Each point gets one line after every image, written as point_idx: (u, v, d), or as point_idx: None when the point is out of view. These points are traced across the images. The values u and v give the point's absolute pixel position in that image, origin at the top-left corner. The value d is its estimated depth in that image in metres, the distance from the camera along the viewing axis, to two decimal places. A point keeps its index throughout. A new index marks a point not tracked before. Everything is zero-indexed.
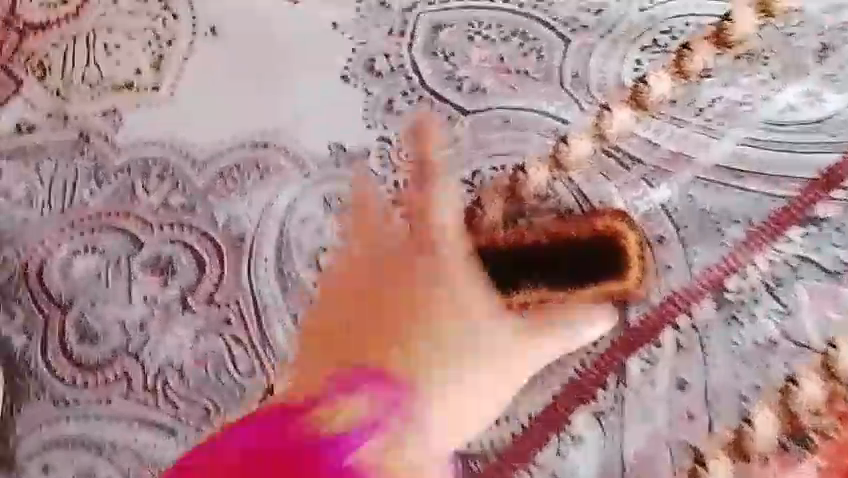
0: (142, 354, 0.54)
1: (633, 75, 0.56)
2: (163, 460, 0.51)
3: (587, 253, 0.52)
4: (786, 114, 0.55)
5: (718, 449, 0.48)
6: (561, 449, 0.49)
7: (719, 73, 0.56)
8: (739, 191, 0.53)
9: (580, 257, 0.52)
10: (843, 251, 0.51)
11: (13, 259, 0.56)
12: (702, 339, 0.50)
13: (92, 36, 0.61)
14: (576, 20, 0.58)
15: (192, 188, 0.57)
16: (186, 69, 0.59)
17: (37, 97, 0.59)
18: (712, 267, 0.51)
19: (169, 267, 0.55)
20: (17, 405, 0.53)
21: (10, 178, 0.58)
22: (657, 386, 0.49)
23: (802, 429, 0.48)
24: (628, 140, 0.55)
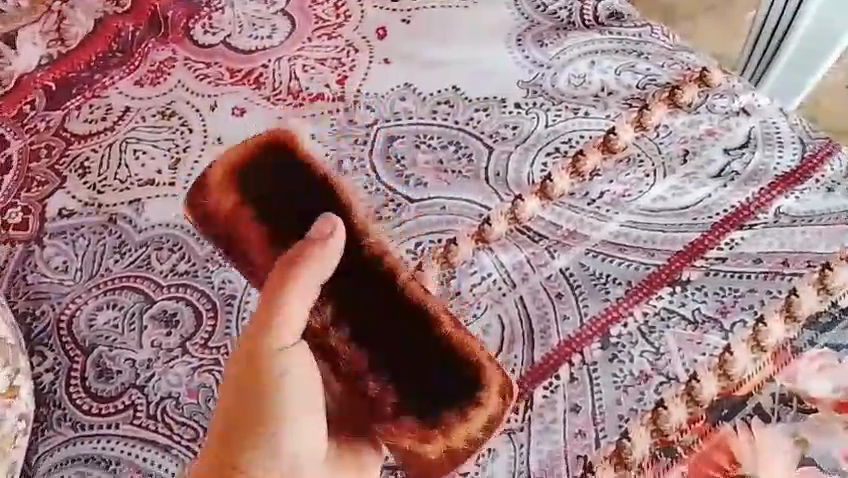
0: (147, 388, 0.66)
1: (540, 174, 0.73)
2: (157, 474, 0.63)
3: (253, 163, 0.57)
4: (657, 203, 0.71)
5: (603, 459, 0.59)
6: (480, 462, 0.60)
7: (605, 172, 0.73)
8: (621, 261, 0.68)
9: (278, 154, 0.57)
10: (704, 305, 0.65)
11: (48, 312, 0.70)
12: (591, 372, 0.63)
13: (124, 144, 0.78)
14: (498, 133, 0.76)
15: (195, 257, 0.72)
16: (195, 172, 0.76)
17: (77, 188, 0.76)
18: (599, 316, 0.65)
19: (172, 318, 0.69)
20: (42, 428, 0.65)
21: (52, 250, 0.73)
22: (556, 409, 0.62)
23: (672, 444, 0.60)
24: (535, 222, 0.70)
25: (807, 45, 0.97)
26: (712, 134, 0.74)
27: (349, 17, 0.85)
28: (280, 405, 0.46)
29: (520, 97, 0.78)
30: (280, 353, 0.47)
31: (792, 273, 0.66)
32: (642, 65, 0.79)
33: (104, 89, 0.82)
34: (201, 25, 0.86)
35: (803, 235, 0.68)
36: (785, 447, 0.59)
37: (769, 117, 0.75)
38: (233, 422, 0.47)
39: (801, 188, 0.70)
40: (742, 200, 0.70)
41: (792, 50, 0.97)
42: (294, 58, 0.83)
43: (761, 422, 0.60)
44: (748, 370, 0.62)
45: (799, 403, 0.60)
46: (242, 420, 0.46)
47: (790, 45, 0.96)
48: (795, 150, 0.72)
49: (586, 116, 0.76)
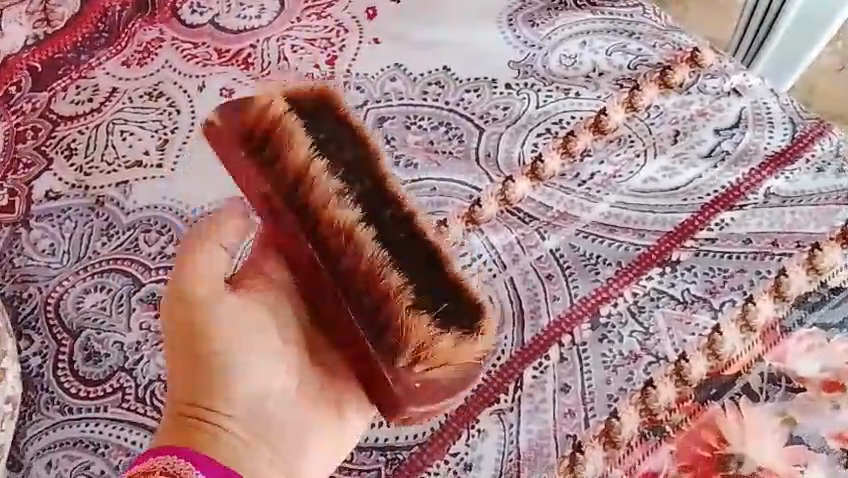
0: (135, 370, 0.66)
1: (531, 155, 0.72)
2: None
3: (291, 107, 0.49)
4: (648, 184, 0.71)
5: (592, 438, 0.59)
6: (470, 442, 0.60)
7: (596, 153, 0.72)
8: (611, 242, 0.68)
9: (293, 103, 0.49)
10: (693, 285, 0.65)
11: (35, 295, 0.69)
12: (581, 353, 0.63)
13: (111, 125, 0.78)
14: (489, 114, 0.75)
15: (184, 240, 0.71)
16: (184, 154, 0.76)
17: (63, 170, 0.76)
18: (588, 296, 0.65)
19: (161, 301, 0.68)
20: (31, 411, 0.65)
21: (38, 232, 0.72)
22: (546, 389, 0.62)
23: (660, 423, 0.60)
24: (525, 203, 0.70)
25: (796, 33, 0.96)
26: (703, 114, 0.74)
27: None
28: (232, 347, 0.52)
29: (510, 78, 0.77)
30: (211, 301, 0.52)
31: (782, 253, 0.66)
32: (633, 45, 0.78)
33: (90, 70, 0.81)
34: (188, 5, 0.85)
35: (792, 216, 0.68)
36: (773, 426, 0.59)
37: (760, 98, 0.74)
38: (186, 376, 0.52)
39: (791, 169, 0.70)
40: (732, 180, 0.70)
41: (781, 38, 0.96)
42: (282, 38, 0.82)
43: (749, 401, 0.60)
44: (737, 350, 0.62)
45: (787, 382, 0.61)
46: (195, 371, 0.52)
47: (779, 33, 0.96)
48: (786, 131, 0.72)
49: (577, 97, 0.75)
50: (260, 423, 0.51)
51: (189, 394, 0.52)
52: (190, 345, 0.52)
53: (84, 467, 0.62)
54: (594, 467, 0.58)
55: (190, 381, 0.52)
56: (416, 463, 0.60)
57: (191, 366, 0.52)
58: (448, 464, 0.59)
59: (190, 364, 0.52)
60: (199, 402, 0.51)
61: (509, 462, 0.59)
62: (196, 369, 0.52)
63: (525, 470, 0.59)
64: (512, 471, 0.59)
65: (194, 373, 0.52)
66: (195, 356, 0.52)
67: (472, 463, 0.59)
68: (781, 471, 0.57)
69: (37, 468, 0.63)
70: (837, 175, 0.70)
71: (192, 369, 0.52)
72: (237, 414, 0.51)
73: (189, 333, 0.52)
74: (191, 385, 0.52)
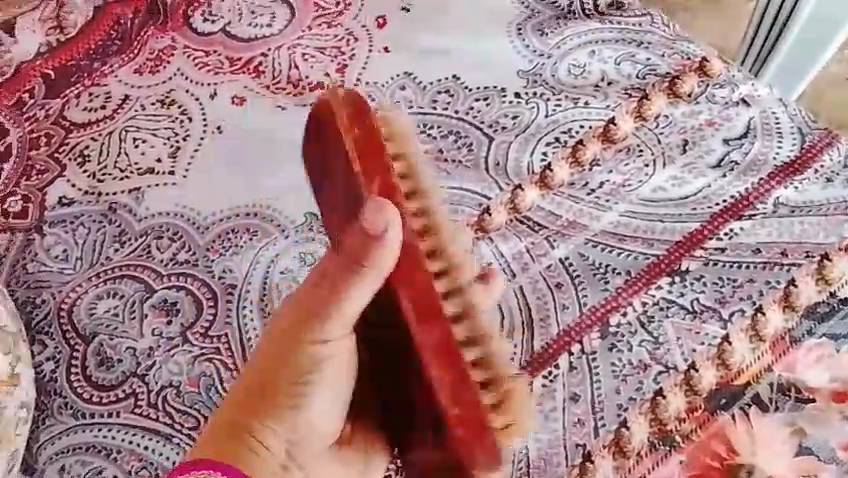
0: (148, 376, 0.66)
1: (540, 164, 0.73)
2: (158, 463, 0.63)
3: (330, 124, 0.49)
4: (657, 193, 0.71)
5: (602, 448, 0.60)
6: None
7: (605, 162, 0.73)
8: (620, 251, 0.68)
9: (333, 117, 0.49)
10: (702, 295, 0.65)
11: (48, 300, 0.70)
12: (590, 362, 0.63)
13: (124, 132, 0.78)
14: (498, 123, 0.76)
15: (196, 247, 0.72)
16: (196, 161, 0.76)
17: (76, 177, 0.76)
18: (598, 305, 0.65)
19: (173, 307, 0.69)
20: (44, 416, 0.65)
21: (52, 238, 0.73)
22: (556, 398, 0.62)
23: (670, 433, 0.60)
24: (535, 212, 0.71)
25: (809, 32, 0.96)
26: (712, 124, 0.74)
27: (349, 5, 0.85)
28: (315, 379, 0.48)
29: (519, 86, 0.77)
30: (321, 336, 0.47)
31: (791, 263, 0.66)
32: (642, 54, 0.78)
33: (103, 77, 0.82)
34: (200, 13, 0.85)
35: (801, 226, 0.68)
36: (783, 437, 0.59)
37: (768, 107, 0.74)
38: (256, 383, 0.48)
39: (800, 179, 0.70)
40: (741, 190, 0.70)
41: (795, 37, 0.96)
42: (293, 46, 0.82)
43: (758, 412, 0.60)
44: (746, 360, 0.62)
45: (797, 393, 0.61)
46: (268, 386, 0.48)
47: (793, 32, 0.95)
48: (795, 140, 0.72)
49: (586, 106, 0.76)
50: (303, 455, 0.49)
51: (250, 402, 0.48)
52: (276, 362, 0.48)
53: (96, 473, 0.63)
54: None
55: (261, 391, 0.48)
56: None
57: (268, 379, 0.48)
58: None
59: (266, 377, 0.48)
60: (258, 413, 0.48)
61: (519, 471, 0.59)
62: (269, 383, 0.48)
63: None
64: None
65: (269, 386, 0.48)
66: (277, 372, 0.48)
67: None
68: None
69: (50, 473, 0.63)
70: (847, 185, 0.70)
71: (268, 382, 0.48)
72: (283, 435, 0.48)
73: (279, 350, 0.48)
74: (259, 393, 0.48)
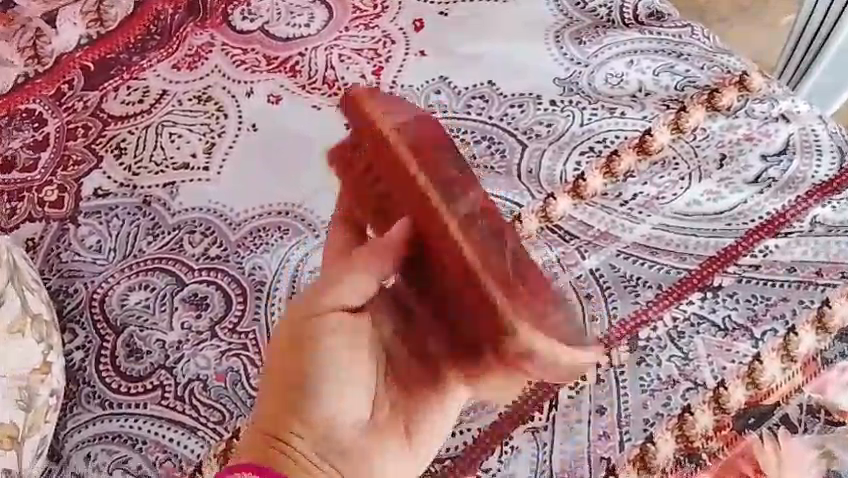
0: (175, 369, 0.67)
1: (573, 173, 0.72)
2: (183, 455, 0.64)
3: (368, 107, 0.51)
4: (692, 207, 0.70)
5: (627, 462, 0.59)
6: (502, 458, 0.61)
7: (639, 174, 0.72)
8: (652, 264, 0.67)
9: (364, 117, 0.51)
10: (734, 312, 0.64)
11: (81, 290, 0.71)
12: (618, 374, 0.63)
13: (160, 127, 0.79)
14: (532, 130, 0.75)
15: (227, 242, 0.72)
16: (229, 158, 0.77)
17: (112, 169, 0.77)
18: (628, 318, 0.65)
19: (202, 302, 0.70)
20: (72, 404, 0.66)
21: (86, 229, 0.74)
22: (581, 410, 0.62)
23: (696, 450, 0.60)
24: (566, 221, 0.70)
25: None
26: (750, 139, 0.73)
27: (387, 8, 0.85)
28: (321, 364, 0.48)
29: (555, 94, 0.77)
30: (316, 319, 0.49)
31: (826, 283, 0.65)
32: (681, 66, 0.78)
33: (141, 72, 0.83)
34: (240, 11, 0.86)
35: (838, 245, 0.67)
36: (811, 459, 0.58)
37: (808, 124, 0.73)
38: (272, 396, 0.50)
39: (839, 198, 0.69)
40: (778, 207, 0.69)
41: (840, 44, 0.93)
42: (331, 46, 0.83)
43: (787, 432, 0.59)
44: (777, 380, 0.61)
45: (827, 415, 0.60)
46: (283, 391, 0.49)
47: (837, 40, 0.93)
48: (834, 159, 0.71)
49: (621, 117, 0.75)
50: (337, 444, 0.49)
51: (273, 408, 0.50)
52: (287, 364, 0.49)
53: (121, 462, 0.64)
54: None
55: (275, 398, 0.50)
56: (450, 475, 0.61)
57: (280, 382, 0.50)
58: None
59: (279, 380, 0.50)
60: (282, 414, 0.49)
61: None
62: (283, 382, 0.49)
63: None
64: None
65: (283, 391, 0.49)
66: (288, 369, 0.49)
67: None
68: None
69: (76, 460, 0.64)
70: None
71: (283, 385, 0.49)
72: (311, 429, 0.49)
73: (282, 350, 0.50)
74: (279, 399, 0.50)
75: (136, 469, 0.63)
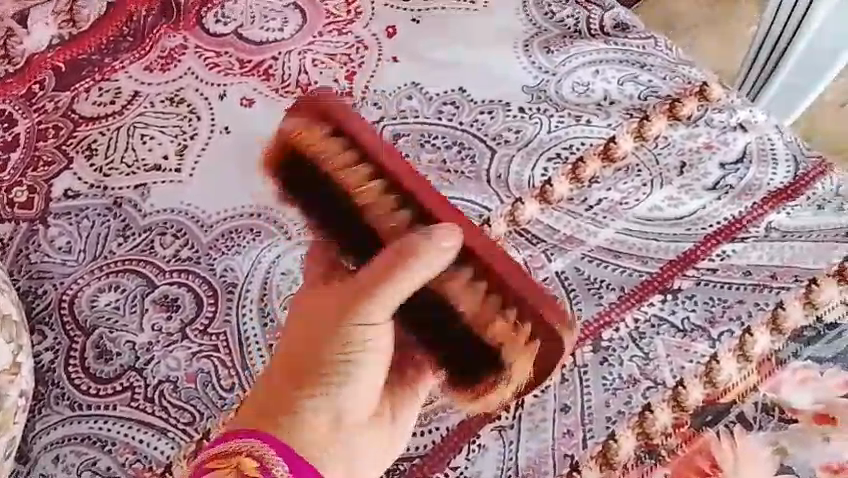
0: (146, 370, 0.67)
1: (541, 179, 0.74)
2: (152, 456, 0.64)
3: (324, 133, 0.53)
4: (654, 212, 0.72)
5: (589, 459, 0.61)
6: (469, 456, 0.62)
7: (604, 180, 0.74)
8: (615, 267, 0.70)
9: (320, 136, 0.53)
10: (693, 314, 0.67)
11: (50, 291, 0.71)
12: (582, 374, 0.65)
13: (132, 128, 0.79)
14: (501, 136, 0.77)
15: (199, 244, 0.73)
16: (201, 160, 0.77)
17: (83, 170, 0.77)
18: (591, 320, 0.67)
19: (174, 303, 0.70)
20: (40, 406, 0.66)
21: (55, 230, 0.74)
22: (546, 409, 0.64)
23: (656, 447, 0.62)
24: (534, 225, 0.72)
25: (814, 48, 0.96)
26: (709, 147, 0.76)
27: (360, 13, 0.86)
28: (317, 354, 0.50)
29: (524, 101, 0.79)
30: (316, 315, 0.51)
31: (780, 286, 0.68)
32: (645, 76, 0.80)
33: (113, 73, 0.83)
34: (213, 14, 0.87)
35: (791, 250, 0.70)
36: (765, 456, 0.61)
37: (765, 133, 0.76)
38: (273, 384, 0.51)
39: (793, 205, 0.72)
40: (735, 213, 0.72)
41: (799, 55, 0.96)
42: (304, 51, 0.83)
43: (743, 430, 0.62)
44: (733, 379, 0.64)
45: (780, 413, 0.62)
46: (282, 378, 0.51)
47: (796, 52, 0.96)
48: (789, 167, 0.74)
49: (587, 124, 0.77)
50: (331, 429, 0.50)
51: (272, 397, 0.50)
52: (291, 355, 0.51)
53: (90, 463, 0.64)
54: None
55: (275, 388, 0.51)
56: (419, 472, 0.62)
57: (280, 372, 0.51)
58: (448, 477, 0.62)
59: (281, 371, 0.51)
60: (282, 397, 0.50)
61: None
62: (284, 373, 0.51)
63: None
64: None
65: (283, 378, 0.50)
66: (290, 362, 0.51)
67: (471, 476, 0.61)
68: None
69: (44, 462, 0.64)
70: (837, 212, 0.71)
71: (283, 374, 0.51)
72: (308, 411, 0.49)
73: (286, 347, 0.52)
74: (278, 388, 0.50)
75: (106, 470, 0.64)
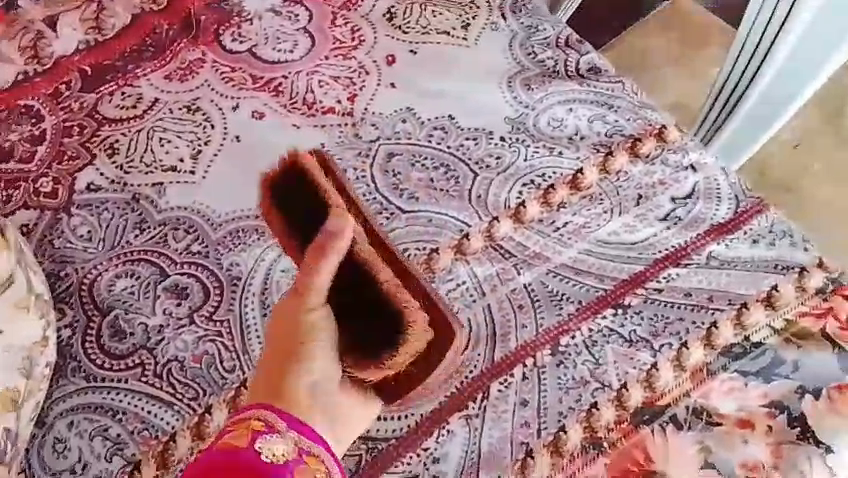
0: (156, 349, 0.75)
1: (515, 201, 0.84)
2: (159, 425, 0.72)
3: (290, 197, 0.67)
4: (612, 236, 0.83)
5: (542, 447, 0.71)
6: (439, 440, 0.72)
7: (571, 205, 0.85)
8: (575, 282, 0.80)
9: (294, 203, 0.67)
10: (639, 327, 0.77)
11: (72, 275, 0.79)
12: (541, 374, 0.75)
13: (151, 132, 0.88)
14: (483, 161, 0.87)
15: (208, 240, 0.81)
16: (213, 165, 0.86)
17: (105, 167, 0.85)
18: (551, 327, 0.77)
19: (183, 292, 0.78)
20: (58, 376, 0.74)
21: (78, 219, 0.82)
22: (508, 402, 0.73)
23: (599, 439, 0.72)
24: (507, 241, 0.82)
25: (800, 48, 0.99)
26: (663, 183, 0.86)
27: (363, 41, 0.96)
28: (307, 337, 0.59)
29: (505, 131, 0.89)
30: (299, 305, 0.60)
31: (716, 308, 0.78)
32: (612, 116, 0.91)
33: (135, 80, 0.91)
34: (230, 33, 0.95)
35: (727, 277, 0.80)
36: (692, 452, 0.71)
37: (712, 174, 0.87)
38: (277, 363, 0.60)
39: (732, 237, 0.83)
40: (681, 242, 0.82)
41: (774, 72, 1.03)
42: (311, 72, 0.93)
43: (675, 429, 0.72)
44: (669, 385, 0.74)
45: (708, 417, 0.73)
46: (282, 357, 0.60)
47: (760, 84, 1.05)
48: (731, 205, 0.85)
49: (559, 155, 0.88)
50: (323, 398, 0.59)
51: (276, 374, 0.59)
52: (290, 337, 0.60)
53: (102, 429, 0.72)
54: (540, 471, 0.70)
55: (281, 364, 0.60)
56: (396, 451, 0.71)
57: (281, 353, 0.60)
58: (419, 456, 0.71)
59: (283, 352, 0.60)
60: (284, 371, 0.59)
61: (471, 460, 0.71)
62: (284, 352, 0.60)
63: (483, 467, 0.70)
64: (472, 467, 0.70)
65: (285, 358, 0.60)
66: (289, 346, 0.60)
67: (439, 457, 0.71)
68: None
69: (60, 427, 0.72)
70: (769, 246, 0.82)
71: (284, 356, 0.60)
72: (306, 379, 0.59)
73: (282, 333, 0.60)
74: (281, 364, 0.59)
75: (116, 436, 0.71)
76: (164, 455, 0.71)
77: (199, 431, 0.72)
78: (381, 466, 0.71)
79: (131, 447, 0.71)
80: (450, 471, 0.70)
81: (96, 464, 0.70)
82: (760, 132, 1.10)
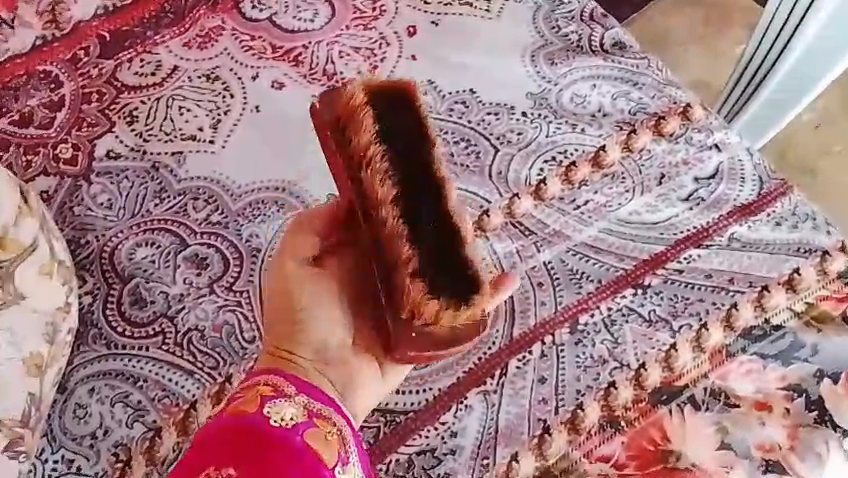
0: (176, 318, 0.76)
1: (537, 178, 0.84)
2: (179, 393, 0.72)
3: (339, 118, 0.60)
4: (633, 216, 0.82)
5: (559, 424, 0.71)
6: (456, 414, 0.72)
7: (592, 183, 0.84)
8: (595, 261, 0.79)
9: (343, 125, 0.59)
10: (658, 307, 0.77)
11: (92, 242, 0.79)
12: (559, 351, 0.75)
13: (171, 100, 0.87)
14: (505, 136, 0.86)
15: (228, 210, 0.81)
16: (233, 134, 0.85)
17: (125, 135, 0.85)
18: (571, 305, 0.77)
19: (203, 261, 0.78)
20: (79, 343, 0.75)
21: (98, 187, 0.82)
22: (526, 379, 0.74)
23: (616, 417, 0.72)
24: (527, 219, 0.82)
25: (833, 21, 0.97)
26: (686, 163, 0.85)
27: (385, 12, 0.94)
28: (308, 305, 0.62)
29: (527, 107, 0.88)
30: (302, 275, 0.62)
31: (736, 289, 0.78)
32: (636, 93, 0.89)
33: (154, 47, 0.90)
34: (250, 1, 0.94)
35: (749, 259, 0.80)
36: (709, 432, 0.71)
37: (736, 155, 0.86)
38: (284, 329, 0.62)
39: (754, 219, 0.82)
40: (703, 223, 0.82)
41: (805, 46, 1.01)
42: (331, 43, 0.91)
43: (692, 409, 0.72)
44: (688, 365, 0.74)
45: (726, 398, 0.73)
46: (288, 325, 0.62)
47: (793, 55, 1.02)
48: (755, 186, 0.84)
49: (582, 132, 0.87)
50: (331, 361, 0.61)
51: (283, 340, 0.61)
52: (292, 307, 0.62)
53: (123, 396, 0.72)
54: (558, 447, 0.70)
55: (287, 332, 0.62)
56: (414, 424, 0.72)
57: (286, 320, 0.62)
58: (437, 430, 0.71)
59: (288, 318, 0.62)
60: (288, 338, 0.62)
61: (488, 435, 0.71)
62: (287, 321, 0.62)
63: (500, 442, 0.71)
64: (490, 442, 0.71)
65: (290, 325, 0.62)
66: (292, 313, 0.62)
67: (457, 431, 0.71)
68: (710, 470, 0.69)
69: (80, 393, 0.72)
70: (792, 229, 0.82)
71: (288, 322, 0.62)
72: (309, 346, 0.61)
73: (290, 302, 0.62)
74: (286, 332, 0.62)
75: (136, 403, 0.72)
76: (184, 423, 0.71)
77: (220, 400, 0.72)
78: (400, 439, 0.71)
79: (151, 414, 0.72)
80: (468, 445, 0.71)
81: (118, 430, 0.71)
82: (791, 107, 1.08)
